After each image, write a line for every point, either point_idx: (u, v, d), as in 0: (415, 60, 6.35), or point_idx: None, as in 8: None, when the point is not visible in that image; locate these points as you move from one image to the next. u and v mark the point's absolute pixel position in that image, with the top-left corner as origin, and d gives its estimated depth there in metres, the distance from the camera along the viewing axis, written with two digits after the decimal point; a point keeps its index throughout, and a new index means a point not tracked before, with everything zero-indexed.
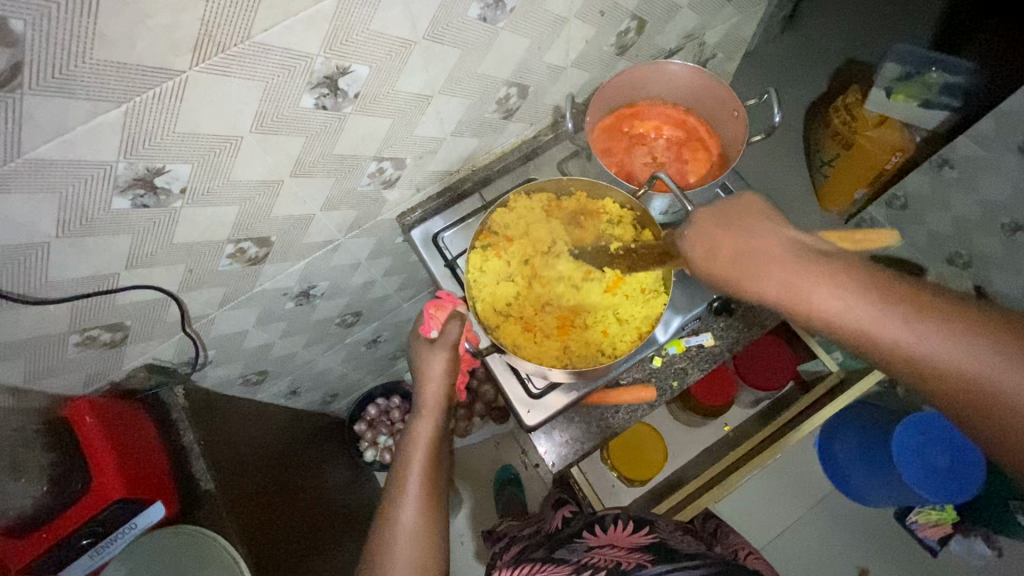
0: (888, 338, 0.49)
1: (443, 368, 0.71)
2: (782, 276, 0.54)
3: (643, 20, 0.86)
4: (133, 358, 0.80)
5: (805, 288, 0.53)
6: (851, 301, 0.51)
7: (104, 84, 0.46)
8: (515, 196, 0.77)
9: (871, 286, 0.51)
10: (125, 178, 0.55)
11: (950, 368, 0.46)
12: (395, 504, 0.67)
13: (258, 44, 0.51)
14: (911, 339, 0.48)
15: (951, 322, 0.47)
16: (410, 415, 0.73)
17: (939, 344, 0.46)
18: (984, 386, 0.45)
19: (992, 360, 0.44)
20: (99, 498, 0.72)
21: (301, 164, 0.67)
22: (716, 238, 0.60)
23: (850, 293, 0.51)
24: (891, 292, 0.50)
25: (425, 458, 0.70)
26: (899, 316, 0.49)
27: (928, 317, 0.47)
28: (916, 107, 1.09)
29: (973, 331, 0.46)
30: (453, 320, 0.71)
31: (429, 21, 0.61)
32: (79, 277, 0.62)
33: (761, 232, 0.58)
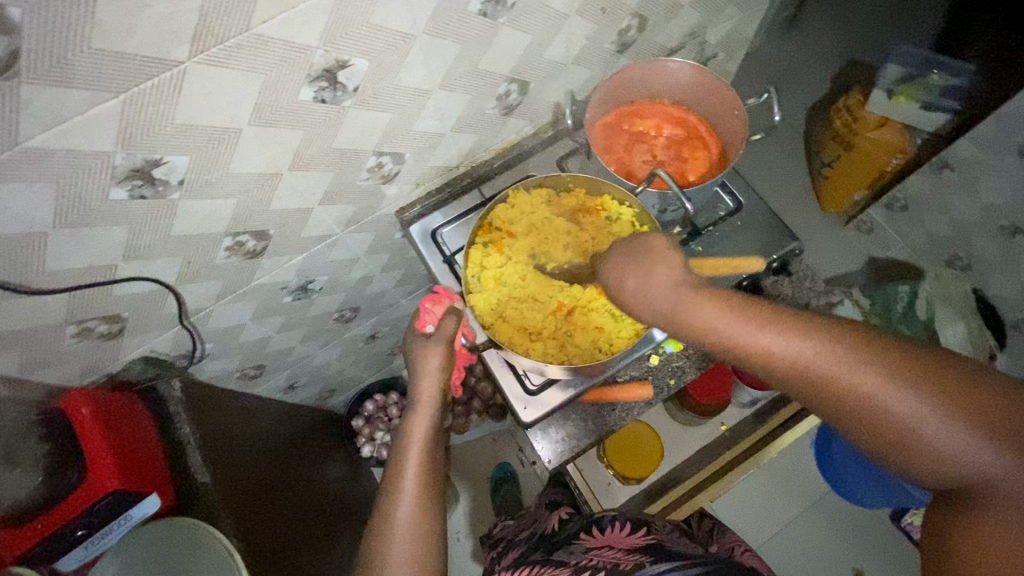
0: (793, 368, 0.52)
1: (438, 361, 0.71)
2: (698, 313, 0.55)
3: (644, 18, 0.86)
4: (130, 350, 0.80)
5: (721, 324, 0.54)
6: (759, 337, 0.53)
7: (102, 73, 0.46)
8: (515, 191, 0.77)
9: (773, 320, 0.54)
10: (123, 168, 0.54)
11: (839, 387, 0.51)
12: (391, 498, 0.67)
13: (257, 36, 0.51)
14: (810, 365, 0.52)
15: (835, 345, 0.51)
16: (406, 409, 0.73)
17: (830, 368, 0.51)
18: (828, 380, 0.51)
19: (873, 380, 0.50)
20: (94, 489, 0.71)
21: (299, 157, 0.67)
22: (621, 265, 0.60)
23: (757, 328, 0.54)
24: (789, 322, 0.53)
25: (421, 451, 0.70)
26: (800, 346, 0.52)
27: (820, 345, 0.52)
28: (919, 109, 1.10)
29: (854, 354, 0.51)
30: (450, 316, 0.73)
31: (429, 15, 0.61)
32: (76, 268, 0.62)
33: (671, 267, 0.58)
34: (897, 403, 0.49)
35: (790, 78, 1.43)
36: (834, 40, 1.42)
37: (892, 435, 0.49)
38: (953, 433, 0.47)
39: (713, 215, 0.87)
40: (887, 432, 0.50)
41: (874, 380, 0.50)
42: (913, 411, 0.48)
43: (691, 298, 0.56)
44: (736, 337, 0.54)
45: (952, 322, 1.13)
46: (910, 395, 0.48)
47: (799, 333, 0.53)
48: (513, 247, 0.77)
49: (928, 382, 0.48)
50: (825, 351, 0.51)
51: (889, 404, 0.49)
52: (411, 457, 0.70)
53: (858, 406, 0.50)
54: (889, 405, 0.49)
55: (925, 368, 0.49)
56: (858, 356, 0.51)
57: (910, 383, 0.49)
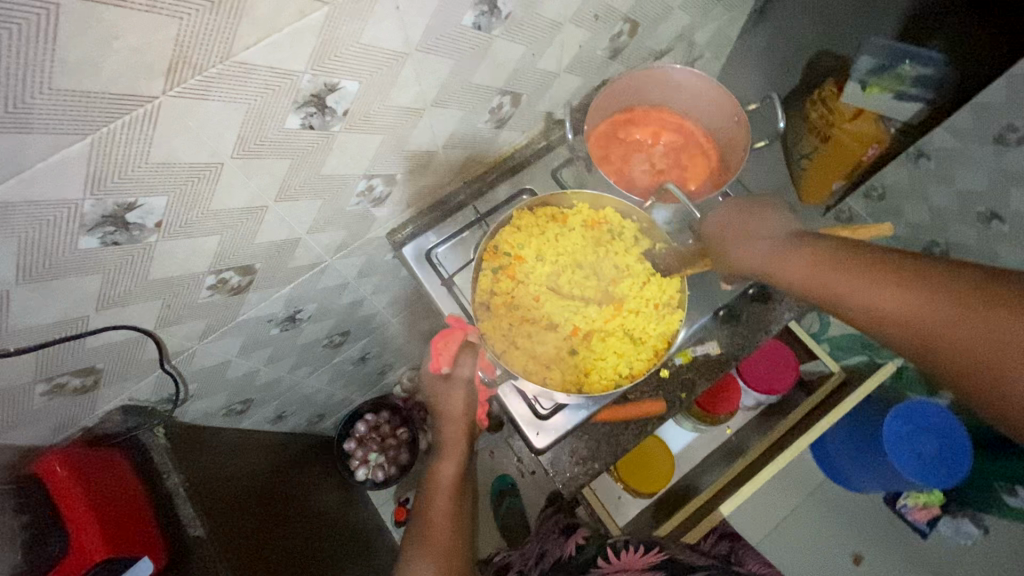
0: (854, 301, 0.53)
1: (463, 402, 0.72)
2: (771, 260, 0.63)
3: (636, 23, 0.83)
4: (107, 401, 0.73)
5: (790, 265, 0.60)
6: (822, 269, 0.57)
7: (66, 115, 0.41)
8: (521, 211, 0.74)
9: (849, 255, 0.56)
10: (94, 216, 0.49)
11: (920, 323, 0.48)
12: (420, 546, 0.65)
13: (240, 64, 0.46)
14: (877, 299, 0.51)
15: (926, 286, 0.48)
16: (434, 453, 0.73)
17: (895, 297, 0.50)
18: (914, 321, 0.48)
19: (932, 306, 0.47)
20: (79, 561, 0.65)
21: (286, 188, 0.62)
22: (729, 222, 0.70)
23: (822, 265, 0.57)
24: (874, 262, 0.54)
25: (450, 496, 0.69)
26: (865, 278, 0.53)
27: (895, 277, 0.51)
28: (890, 99, 1.06)
29: (929, 282, 0.48)
30: (466, 351, 0.71)
31: (422, 31, 0.57)
32: (43, 324, 0.56)
33: (755, 222, 0.67)
34: (969, 332, 0.44)
35: None
36: None
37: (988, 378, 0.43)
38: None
39: None
40: (966, 367, 0.44)
41: (938, 310, 0.47)
42: (980, 338, 0.43)
43: (760, 246, 0.65)
44: (801, 273, 0.59)
45: None
46: (997, 327, 0.43)
47: (860, 269, 0.54)
48: (522, 271, 0.74)
49: (1011, 310, 0.42)
50: (892, 282, 0.51)
51: (956, 336, 0.45)
52: (440, 503, 0.69)
53: (930, 338, 0.47)
54: (957, 337, 0.45)
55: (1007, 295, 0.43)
56: (926, 287, 0.48)
57: (982, 309, 0.44)
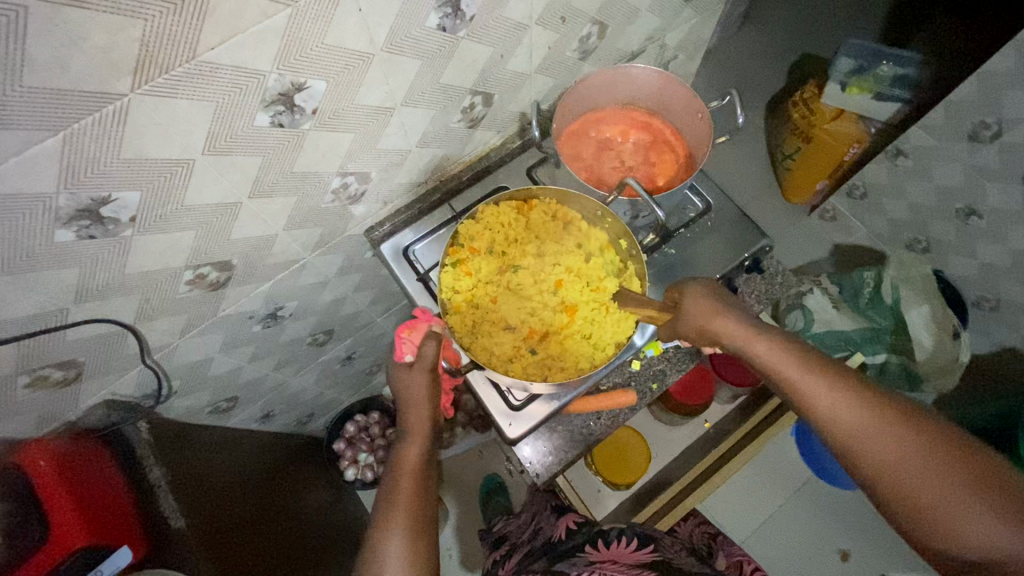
0: (831, 416, 0.58)
1: (425, 387, 0.71)
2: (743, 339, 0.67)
3: (603, 25, 0.86)
4: (90, 395, 0.75)
5: (763, 350, 0.65)
6: (798, 367, 0.62)
7: (35, 111, 0.43)
8: (484, 207, 0.75)
9: (826, 368, 0.61)
10: (68, 209, 0.51)
11: (869, 438, 0.55)
12: (382, 531, 0.64)
13: (206, 63, 0.49)
14: (854, 423, 0.56)
15: (885, 410, 0.56)
16: (398, 441, 0.72)
17: (870, 425, 0.55)
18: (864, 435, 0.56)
19: (903, 447, 0.53)
20: (58, 548, 0.67)
21: (259, 184, 0.64)
22: (707, 293, 0.71)
23: (803, 368, 0.62)
24: (842, 374, 0.60)
25: (413, 483, 0.68)
26: (830, 383, 0.59)
27: (868, 404, 0.57)
28: (871, 99, 1.15)
29: (891, 412, 0.56)
30: (430, 340, 0.71)
31: (387, 32, 0.60)
32: (23, 315, 0.58)
33: (725, 306, 0.70)
34: (929, 483, 0.51)
35: (749, 75, 1.46)
36: (788, 34, 1.46)
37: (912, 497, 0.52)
38: (984, 529, 0.48)
39: (683, 218, 0.87)
40: (920, 510, 0.51)
41: (906, 451, 0.53)
42: (940, 490, 0.50)
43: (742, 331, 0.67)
44: (785, 369, 0.63)
45: (917, 304, 1.16)
46: (936, 465, 0.51)
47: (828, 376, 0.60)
48: (485, 266, 0.75)
49: (964, 466, 0.50)
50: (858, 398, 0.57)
51: (918, 480, 0.52)
52: (404, 490, 0.67)
53: (894, 475, 0.53)
54: (918, 481, 0.52)
55: (964, 457, 0.51)
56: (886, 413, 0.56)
57: (936, 453, 0.52)
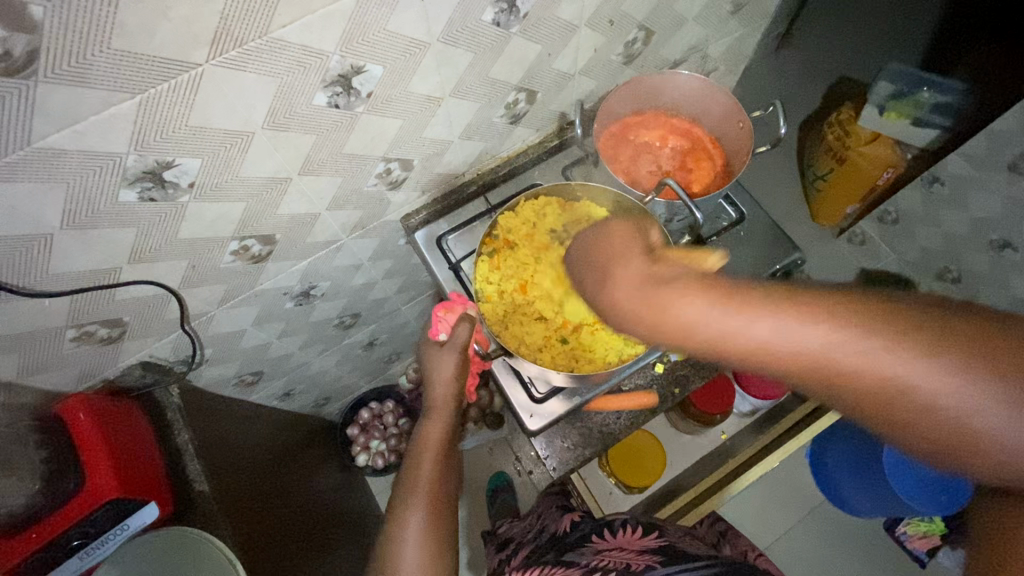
0: (831, 369, 0.38)
1: (452, 369, 0.72)
2: (659, 310, 0.42)
3: (650, 31, 0.87)
4: (129, 355, 0.78)
5: (692, 318, 0.41)
6: (753, 323, 0.39)
7: (119, 73, 0.46)
8: (524, 199, 0.77)
9: (779, 297, 0.39)
10: (135, 171, 0.54)
11: (885, 381, 0.37)
12: (404, 505, 0.66)
13: (276, 40, 0.51)
14: (918, 381, 0.36)
15: (889, 332, 0.37)
16: (421, 418, 0.74)
17: (875, 366, 0.37)
18: (882, 380, 0.37)
19: (941, 372, 0.35)
20: (91, 498, 0.70)
21: (310, 162, 0.67)
22: (615, 264, 0.47)
23: (755, 314, 0.39)
24: (803, 300, 0.39)
25: (435, 461, 0.70)
26: (809, 326, 0.38)
27: (862, 328, 0.37)
28: (909, 125, 1.10)
29: (893, 331, 0.37)
30: (464, 322, 0.72)
31: (445, 23, 0.62)
32: (80, 271, 0.61)
33: (628, 266, 0.46)
34: (997, 418, 0.35)
35: None
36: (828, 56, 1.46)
37: (979, 444, 0.35)
38: None
39: (716, 226, 0.88)
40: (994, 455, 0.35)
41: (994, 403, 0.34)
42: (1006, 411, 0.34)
43: (655, 293, 0.43)
44: (776, 340, 0.39)
45: None
46: (985, 390, 0.35)
47: (802, 317, 0.38)
48: (522, 255, 0.77)
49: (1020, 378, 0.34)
50: (845, 330, 0.37)
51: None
52: (426, 465, 0.69)
53: (941, 418, 0.36)
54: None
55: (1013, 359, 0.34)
56: (889, 332, 0.37)
57: (978, 371, 0.35)
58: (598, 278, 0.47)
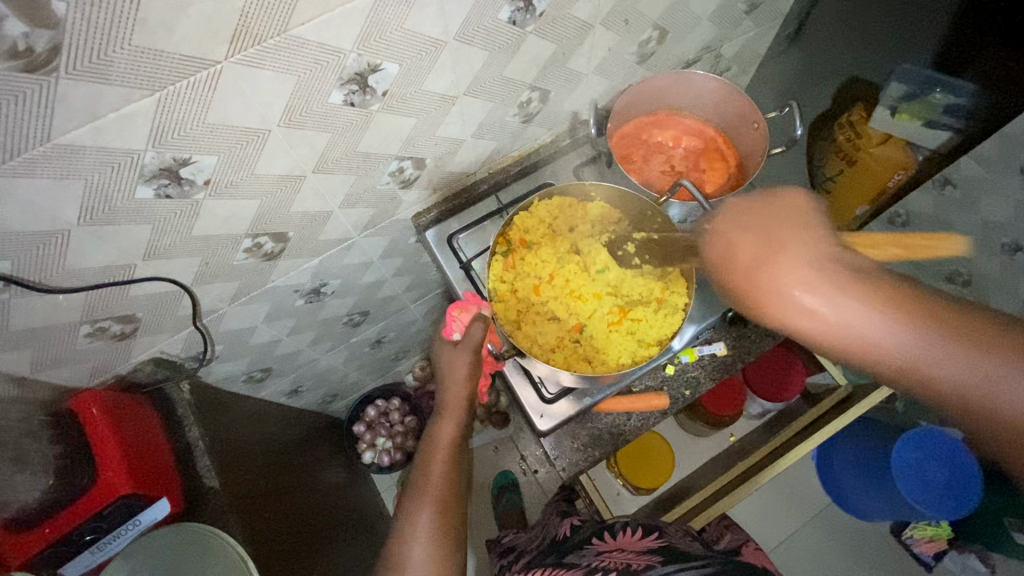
0: (915, 366, 0.44)
1: (466, 369, 0.71)
2: (789, 289, 0.46)
3: (664, 31, 0.87)
4: (141, 351, 0.78)
5: (813, 305, 0.46)
6: (867, 317, 0.44)
7: (139, 71, 0.46)
8: (538, 199, 0.76)
9: (897, 300, 0.45)
10: (152, 167, 0.54)
11: (957, 385, 0.42)
12: (414, 505, 0.66)
13: (294, 37, 0.51)
14: (989, 385, 0.41)
15: (975, 342, 0.42)
16: (433, 416, 0.73)
17: (959, 366, 0.42)
18: (962, 385, 0.42)
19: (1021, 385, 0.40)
20: (102, 494, 0.69)
21: (324, 160, 0.67)
22: (750, 241, 0.50)
23: (870, 309, 0.44)
24: (913, 306, 0.44)
25: (446, 461, 0.70)
26: (907, 327, 0.44)
27: (954, 335, 0.43)
28: (920, 127, 1.07)
29: (982, 344, 0.42)
30: (476, 323, 0.70)
31: (461, 22, 0.62)
32: (96, 266, 0.61)
33: (786, 240, 0.48)
34: None
35: None
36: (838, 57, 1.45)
37: None
38: None
39: None
40: None
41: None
42: None
43: (799, 272, 0.46)
44: (875, 337, 0.44)
45: None
46: None
47: (897, 315, 0.44)
48: (534, 256, 0.76)
49: None
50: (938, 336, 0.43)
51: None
52: (436, 466, 0.70)
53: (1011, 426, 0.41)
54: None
55: None
56: (976, 342, 0.42)
57: None
58: (727, 252, 0.51)
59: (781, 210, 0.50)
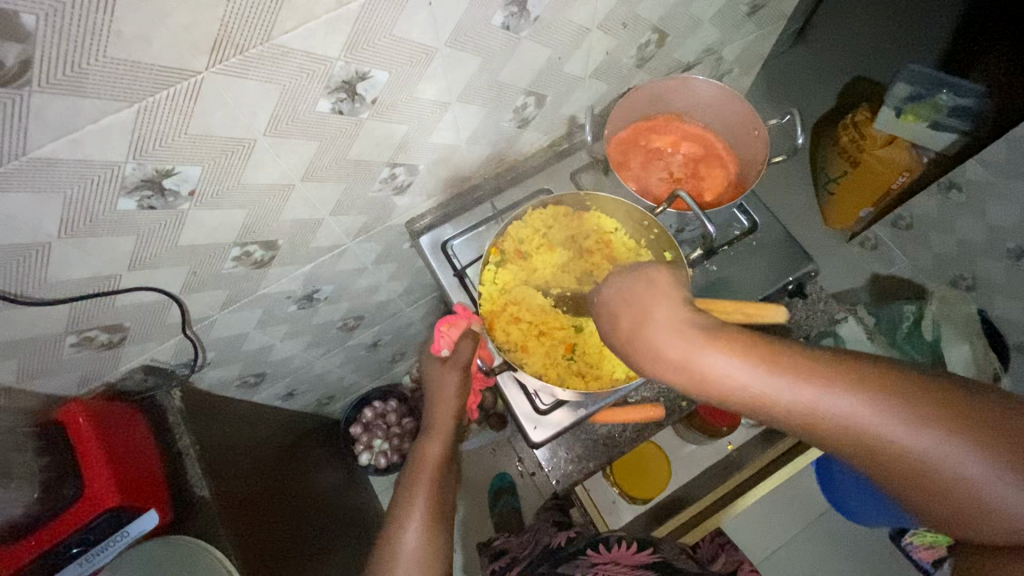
0: (831, 422, 0.44)
1: (455, 386, 0.73)
2: (695, 358, 0.47)
3: (664, 34, 0.85)
4: (130, 359, 0.77)
5: (719, 371, 0.46)
6: (774, 379, 0.46)
7: (116, 83, 0.44)
8: (532, 209, 0.75)
9: (803, 359, 0.46)
10: (133, 179, 0.52)
11: (867, 435, 0.44)
12: (399, 523, 0.67)
13: (278, 46, 0.49)
14: (883, 432, 0.43)
15: (888, 394, 0.44)
16: (422, 434, 0.74)
17: (870, 421, 0.43)
18: (875, 436, 0.43)
19: (927, 434, 0.42)
20: (91, 506, 0.69)
21: (313, 168, 0.65)
22: (649, 307, 0.50)
23: (776, 371, 0.46)
24: (820, 363, 0.46)
25: (432, 478, 0.70)
26: (818, 387, 0.45)
27: (864, 390, 0.44)
28: (926, 128, 1.04)
29: (888, 395, 0.44)
30: (466, 340, 0.73)
31: (453, 27, 0.60)
32: (79, 278, 0.60)
33: (672, 307, 0.50)
34: (974, 479, 0.41)
35: None
36: None
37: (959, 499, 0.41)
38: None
39: (728, 235, 0.85)
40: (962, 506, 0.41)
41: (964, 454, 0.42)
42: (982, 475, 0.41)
43: (696, 340, 0.47)
44: (793, 396, 0.45)
45: (957, 344, 1.12)
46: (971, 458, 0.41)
47: (805, 375, 0.45)
48: (528, 266, 0.75)
49: (1000, 440, 0.41)
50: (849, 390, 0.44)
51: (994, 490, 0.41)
52: (423, 483, 0.70)
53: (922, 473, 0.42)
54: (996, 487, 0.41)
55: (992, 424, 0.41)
56: (882, 393, 0.44)
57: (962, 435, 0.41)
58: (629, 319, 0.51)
59: (666, 281, 0.52)
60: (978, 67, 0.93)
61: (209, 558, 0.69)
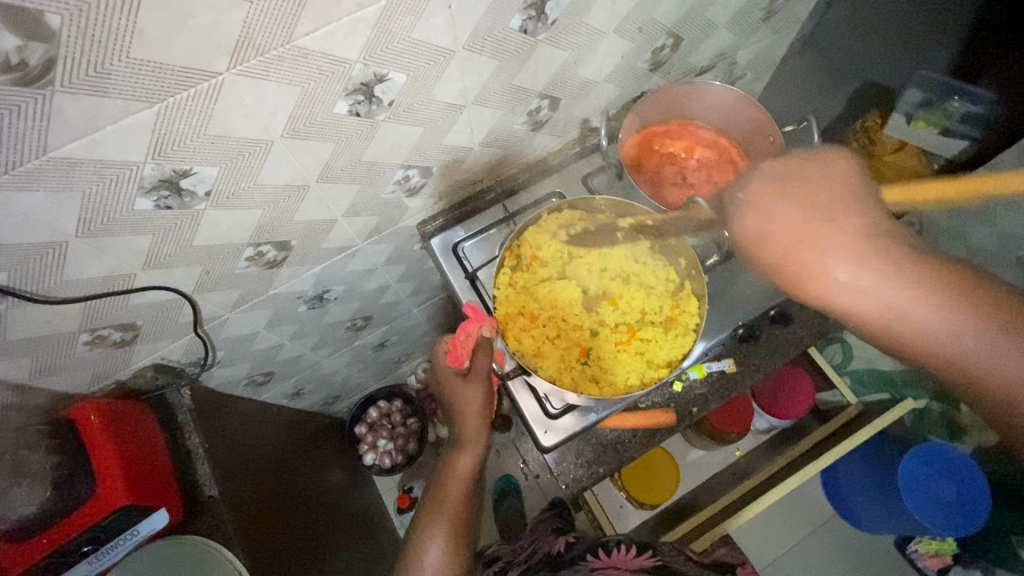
0: (923, 323, 0.49)
1: (481, 402, 0.74)
2: (801, 240, 0.53)
3: (679, 38, 0.84)
4: (141, 358, 0.77)
5: (823, 253, 0.52)
6: (876, 276, 0.51)
7: (137, 84, 0.44)
8: (546, 212, 0.75)
9: (920, 264, 0.50)
10: (151, 179, 0.52)
11: (954, 344, 0.48)
12: (427, 531, 0.71)
13: (298, 48, 0.49)
14: (975, 342, 0.47)
15: (998, 315, 0.47)
16: (454, 448, 0.76)
17: (962, 329, 0.48)
18: (958, 343, 0.48)
19: (1019, 348, 0.45)
20: (102, 505, 0.69)
21: (328, 170, 0.65)
22: (783, 193, 0.55)
23: (877, 270, 0.51)
24: (934, 277, 0.49)
25: (462, 490, 0.74)
26: (914, 292, 0.49)
27: (973, 305, 0.48)
28: (937, 134, 1.01)
29: (1000, 312, 0.47)
30: (481, 351, 0.73)
31: (470, 30, 0.60)
32: (94, 277, 0.60)
33: (812, 197, 0.54)
34: None
35: None
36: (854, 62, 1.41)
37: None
38: None
39: None
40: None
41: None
42: None
43: (813, 225, 0.53)
44: (884, 296, 0.50)
45: None
46: None
47: (908, 280, 0.50)
48: (542, 271, 0.75)
49: None
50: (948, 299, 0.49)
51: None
52: (452, 494, 0.74)
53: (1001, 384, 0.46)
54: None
55: None
56: (991, 311, 0.47)
57: None
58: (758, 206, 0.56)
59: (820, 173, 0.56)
60: (989, 73, 0.89)
61: (208, 550, 0.69)
